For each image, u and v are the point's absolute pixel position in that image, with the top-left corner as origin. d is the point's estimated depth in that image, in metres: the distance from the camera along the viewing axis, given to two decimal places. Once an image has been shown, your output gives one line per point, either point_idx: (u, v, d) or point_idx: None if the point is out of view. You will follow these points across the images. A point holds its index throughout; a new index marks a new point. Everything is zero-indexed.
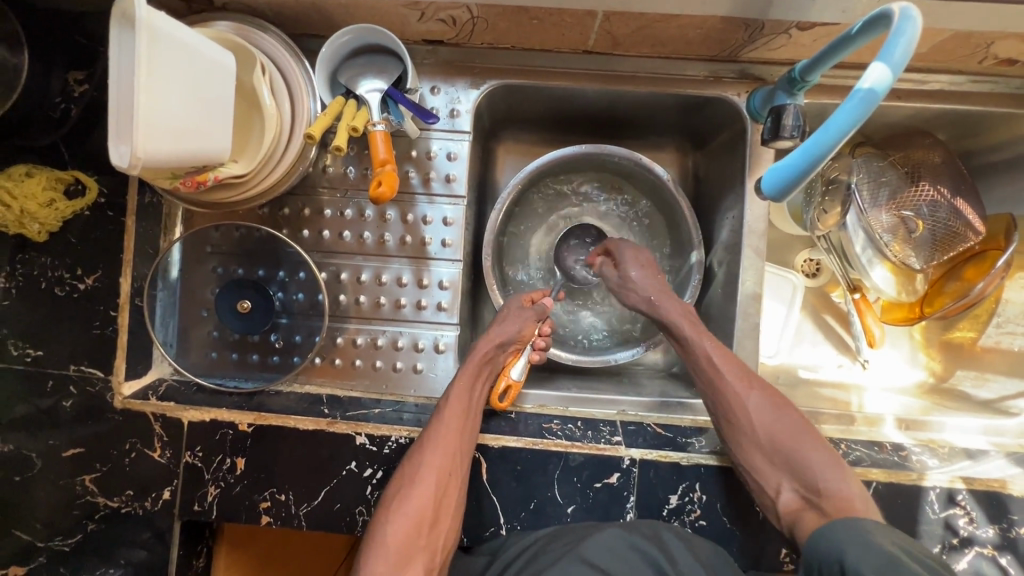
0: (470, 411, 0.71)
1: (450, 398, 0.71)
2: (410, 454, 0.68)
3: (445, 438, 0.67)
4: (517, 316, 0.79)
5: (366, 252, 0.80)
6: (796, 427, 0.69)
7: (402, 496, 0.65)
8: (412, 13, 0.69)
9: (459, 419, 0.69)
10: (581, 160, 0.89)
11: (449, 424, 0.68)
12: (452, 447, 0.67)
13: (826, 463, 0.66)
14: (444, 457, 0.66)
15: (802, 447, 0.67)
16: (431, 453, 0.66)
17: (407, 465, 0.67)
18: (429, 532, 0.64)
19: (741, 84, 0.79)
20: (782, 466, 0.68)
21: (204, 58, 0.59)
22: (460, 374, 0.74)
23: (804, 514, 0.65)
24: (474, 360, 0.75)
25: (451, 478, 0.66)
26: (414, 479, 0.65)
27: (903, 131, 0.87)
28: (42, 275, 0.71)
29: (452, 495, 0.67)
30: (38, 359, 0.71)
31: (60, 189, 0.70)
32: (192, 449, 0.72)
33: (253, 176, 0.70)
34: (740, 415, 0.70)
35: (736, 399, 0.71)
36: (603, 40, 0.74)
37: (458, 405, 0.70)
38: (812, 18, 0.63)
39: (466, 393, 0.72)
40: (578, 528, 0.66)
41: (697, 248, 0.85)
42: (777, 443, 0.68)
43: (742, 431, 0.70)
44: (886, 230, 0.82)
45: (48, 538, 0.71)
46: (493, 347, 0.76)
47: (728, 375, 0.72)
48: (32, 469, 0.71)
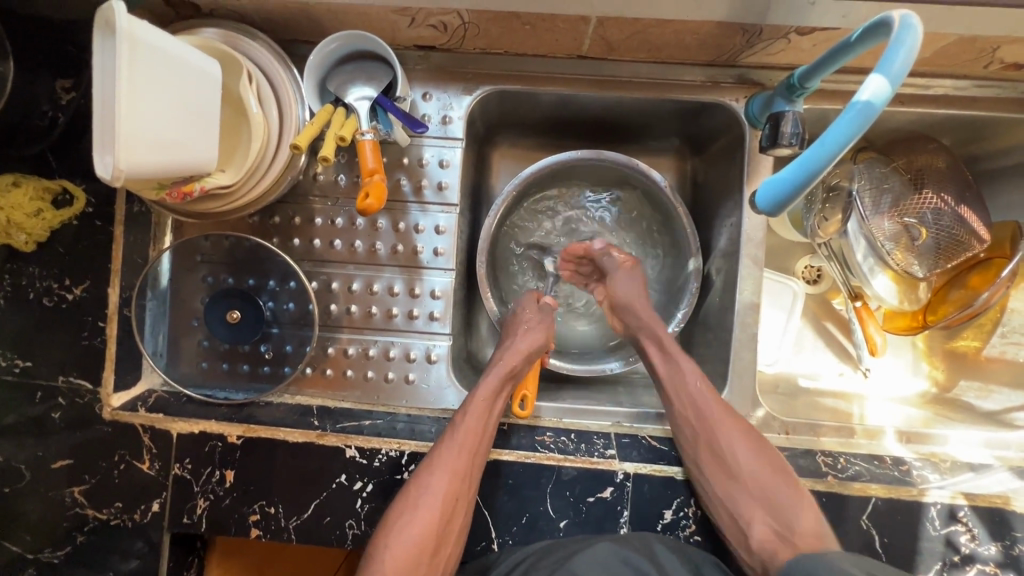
0: (485, 431, 0.69)
1: (468, 415, 0.69)
2: (421, 470, 0.67)
3: (455, 458, 0.66)
4: (537, 318, 0.79)
5: (358, 261, 0.78)
6: (774, 466, 0.68)
7: (404, 518, 0.64)
8: (402, 19, 0.67)
9: (474, 439, 0.68)
10: (578, 165, 0.88)
11: (463, 442, 0.67)
12: (461, 471, 0.66)
13: (796, 501, 0.66)
14: (452, 479, 0.65)
15: (785, 491, 0.66)
16: (440, 475, 0.65)
17: (413, 486, 0.66)
18: (429, 559, 0.63)
19: (739, 89, 0.77)
20: (758, 501, 0.67)
21: (189, 68, 0.58)
22: (481, 388, 0.72)
23: (775, 548, 0.64)
24: (499, 374, 0.73)
25: (458, 501, 0.66)
26: (419, 502, 0.64)
27: (907, 137, 0.85)
28: (30, 286, 0.71)
29: (456, 520, 0.66)
30: (26, 370, 0.71)
31: (47, 199, 0.69)
32: (181, 461, 0.71)
33: (240, 185, 0.69)
34: (722, 452, 0.69)
35: (716, 427, 0.70)
36: (598, 45, 0.72)
37: (473, 424, 0.68)
38: (811, 23, 0.61)
39: (487, 408, 0.71)
40: (569, 544, 0.65)
41: (694, 256, 0.84)
42: (756, 480, 0.67)
43: (719, 459, 0.69)
44: (888, 238, 0.81)
45: (37, 549, 0.71)
46: (522, 360, 0.75)
47: (712, 411, 0.71)
48: (21, 480, 0.71)
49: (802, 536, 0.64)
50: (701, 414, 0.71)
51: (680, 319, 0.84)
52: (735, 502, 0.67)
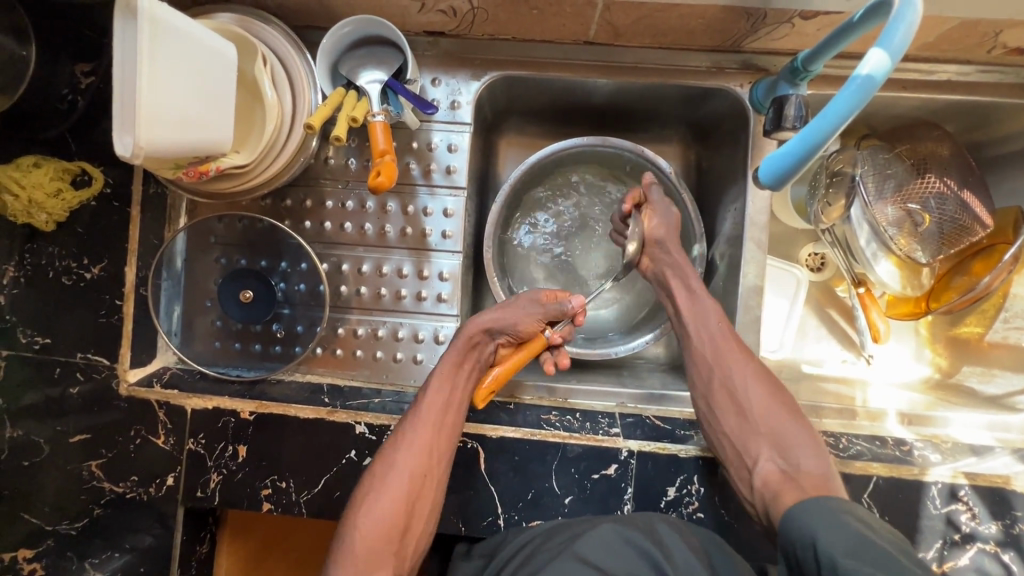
0: (451, 405, 0.70)
1: (429, 391, 0.70)
2: (387, 446, 0.68)
3: (419, 436, 0.67)
4: (520, 307, 0.76)
5: (368, 243, 0.80)
6: (787, 408, 0.69)
7: (371, 497, 0.64)
8: (412, 4, 0.69)
9: (438, 414, 0.69)
10: (585, 152, 0.89)
11: (426, 418, 0.68)
12: (426, 447, 0.67)
13: (806, 443, 0.66)
14: (418, 454, 0.66)
15: (792, 427, 0.68)
16: (405, 451, 0.66)
17: (381, 460, 0.67)
18: (400, 537, 0.64)
19: (743, 75, 0.78)
20: (767, 438, 0.68)
21: (204, 50, 0.59)
22: (443, 363, 0.73)
23: (780, 484, 0.64)
24: (461, 346, 0.74)
25: (425, 477, 0.66)
26: (385, 479, 0.65)
27: (910, 123, 0.85)
28: (49, 264, 0.72)
29: (426, 497, 0.67)
30: (46, 347, 0.72)
31: (67, 180, 0.71)
32: (195, 436, 0.73)
33: (254, 166, 0.71)
34: (732, 381, 0.71)
35: (729, 362, 0.72)
36: (604, 31, 0.73)
37: (434, 404, 0.69)
38: (815, 6, 0.63)
39: (450, 383, 0.72)
40: (573, 525, 0.66)
41: (699, 241, 0.85)
42: (767, 416, 0.69)
43: (731, 392, 0.71)
44: (891, 224, 0.81)
45: (55, 521, 0.72)
46: (483, 333, 0.75)
47: (730, 348, 0.73)
48: (39, 454, 0.72)
49: (807, 474, 0.63)
50: (715, 341, 0.73)
51: None
52: (742, 431, 0.69)
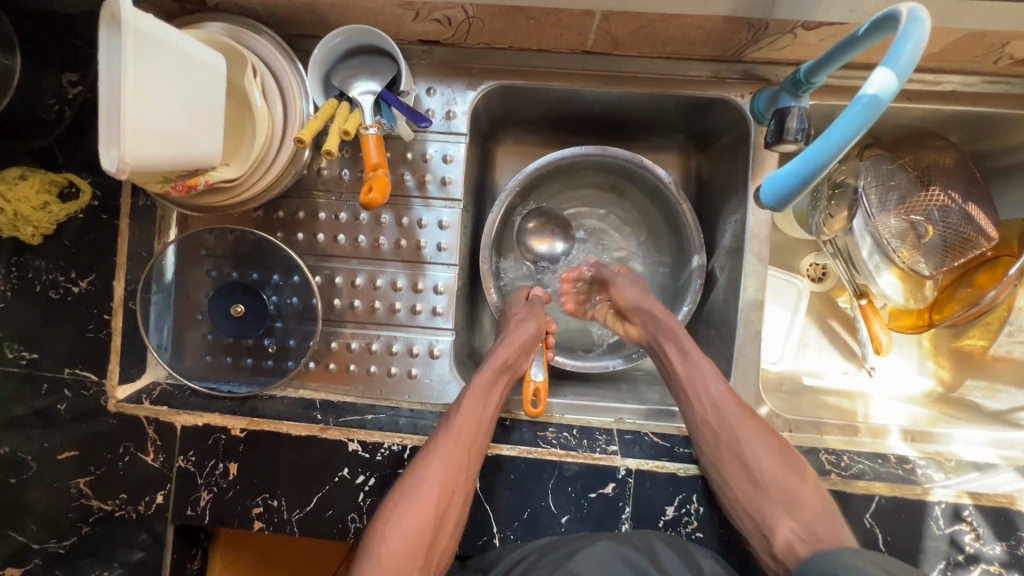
0: (483, 421, 0.70)
1: (462, 407, 0.70)
2: (417, 460, 0.67)
3: (452, 451, 0.66)
4: (529, 314, 0.81)
5: (361, 255, 0.79)
6: (793, 465, 0.67)
7: (401, 509, 0.63)
8: (406, 13, 0.68)
9: (473, 428, 0.69)
10: (582, 162, 0.88)
11: (459, 433, 0.68)
12: (460, 462, 0.66)
13: (814, 500, 0.65)
14: (449, 468, 0.65)
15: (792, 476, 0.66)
16: (437, 464, 0.65)
17: (411, 473, 0.66)
18: (427, 551, 0.62)
19: (744, 85, 0.77)
20: (780, 504, 0.65)
21: (193, 63, 0.58)
22: (475, 381, 0.73)
23: (795, 541, 0.63)
24: (495, 366, 0.74)
25: (455, 491, 0.65)
26: (416, 492, 0.64)
27: (914, 133, 0.84)
28: (37, 278, 0.71)
29: (453, 510, 0.66)
30: (33, 361, 0.71)
31: (54, 192, 0.70)
32: (185, 453, 0.72)
33: (245, 179, 0.69)
34: (731, 438, 0.69)
35: (734, 426, 0.69)
36: (602, 41, 0.72)
37: (467, 419, 0.69)
38: (818, 17, 0.61)
39: (484, 399, 0.72)
40: (570, 543, 0.65)
41: (698, 253, 0.84)
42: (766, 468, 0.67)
43: (738, 458, 0.68)
44: (894, 236, 0.80)
45: (43, 539, 0.71)
46: (514, 352, 0.76)
47: (725, 407, 0.70)
48: (27, 471, 0.71)
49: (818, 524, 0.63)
50: (713, 400, 0.71)
51: (682, 317, 0.84)
52: (746, 487, 0.67)
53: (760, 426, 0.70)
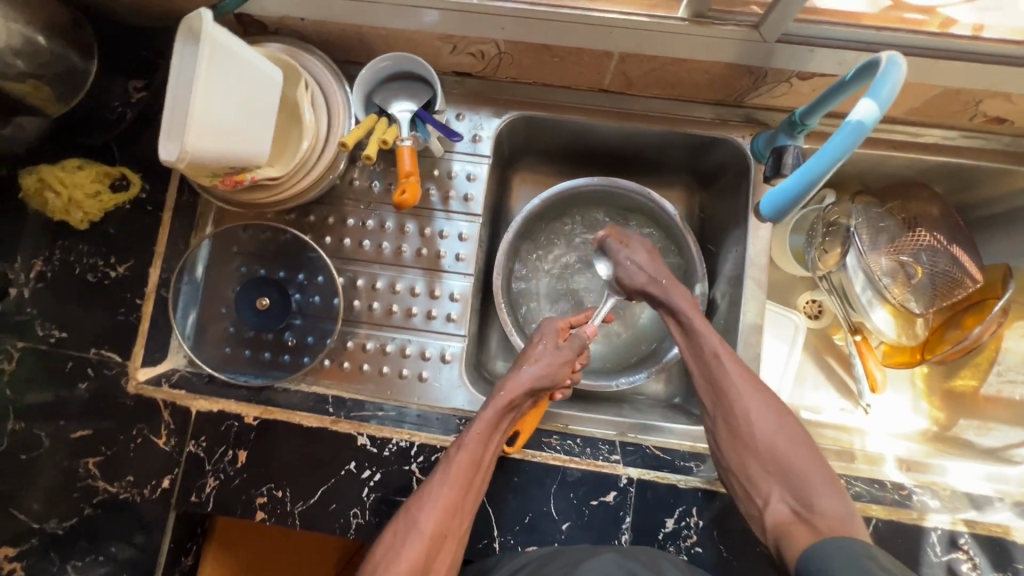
0: (482, 464, 0.67)
1: (461, 449, 0.66)
2: (411, 506, 0.64)
3: (446, 494, 0.63)
4: (553, 356, 0.76)
5: (384, 261, 0.83)
6: (798, 441, 0.66)
7: (387, 557, 0.59)
8: (444, 46, 0.76)
9: (469, 471, 0.65)
10: (595, 193, 0.95)
11: (455, 475, 0.65)
12: (451, 507, 0.63)
13: (824, 483, 0.62)
14: (441, 512, 0.62)
15: (805, 464, 0.64)
16: (429, 509, 0.62)
17: (403, 522, 0.62)
18: None
19: (746, 127, 0.84)
20: (781, 479, 0.64)
21: (254, 72, 0.65)
22: (476, 424, 0.69)
23: (792, 527, 0.61)
24: (499, 406, 0.70)
25: (444, 540, 0.62)
26: (405, 538, 0.61)
27: (902, 182, 0.91)
28: (78, 262, 0.76)
29: (441, 562, 0.61)
30: (61, 340, 0.75)
31: (107, 183, 0.76)
32: (196, 438, 0.73)
33: (287, 179, 0.75)
34: (736, 417, 0.68)
35: (734, 395, 0.69)
36: (618, 80, 0.80)
37: (466, 458, 0.66)
38: (810, 69, 0.70)
39: (482, 444, 0.68)
40: (573, 552, 0.65)
41: (701, 282, 0.90)
42: (777, 452, 0.65)
43: (738, 430, 0.67)
44: (886, 273, 0.87)
45: (44, 519, 0.72)
46: (521, 393, 0.72)
47: (732, 380, 0.69)
48: (39, 448, 0.73)
49: (823, 517, 0.60)
50: (717, 372, 0.70)
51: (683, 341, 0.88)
52: (749, 465, 0.66)
53: (769, 399, 0.68)
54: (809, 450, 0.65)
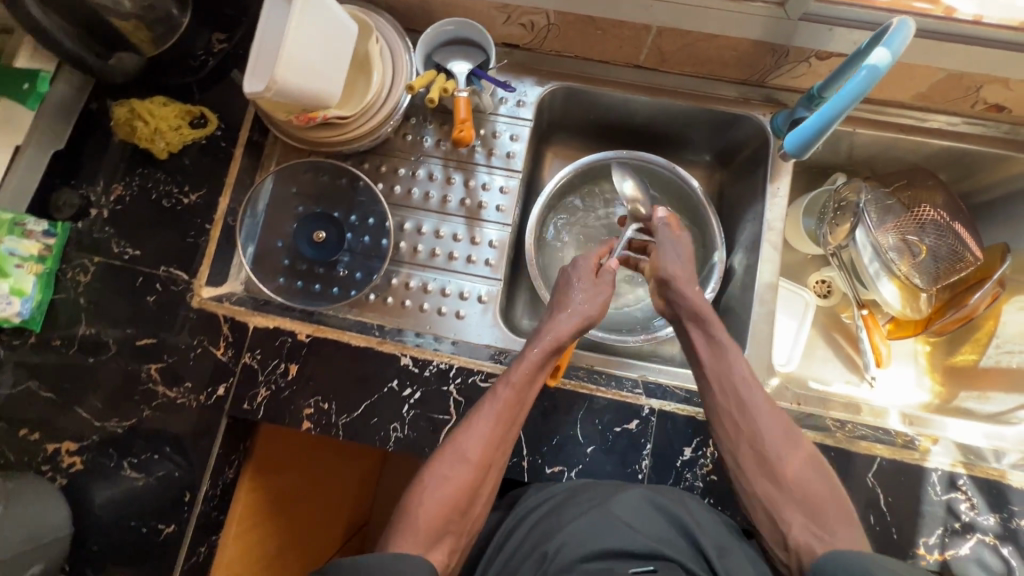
0: (524, 399, 0.71)
1: (505, 384, 0.71)
2: (457, 434, 0.69)
3: (492, 426, 0.69)
4: (590, 294, 0.80)
5: (430, 208, 0.91)
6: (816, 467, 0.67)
7: (433, 482, 0.66)
8: (499, 15, 0.85)
9: (512, 407, 0.70)
10: (624, 167, 1.03)
11: (501, 407, 0.70)
12: (496, 437, 0.69)
13: (840, 512, 0.64)
14: (487, 441, 0.68)
15: (822, 492, 0.65)
16: (475, 439, 0.68)
17: (451, 448, 0.68)
18: (461, 517, 0.65)
19: (766, 106, 0.92)
20: (800, 506, 0.65)
21: (337, 21, 0.74)
22: (520, 362, 0.73)
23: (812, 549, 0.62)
24: (543, 346, 0.73)
25: (489, 469, 0.68)
26: (453, 465, 0.67)
27: (908, 167, 0.98)
28: (154, 188, 0.84)
29: (484, 487, 0.68)
30: (134, 258, 0.82)
31: (187, 120, 0.84)
32: (251, 351, 0.79)
33: (353, 123, 0.82)
34: (754, 438, 0.69)
35: (755, 415, 0.70)
36: (653, 56, 0.89)
37: (511, 392, 0.71)
38: (828, 47, 0.78)
39: (527, 379, 0.72)
40: (603, 487, 0.69)
41: (719, 250, 0.96)
42: (795, 478, 0.66)
43: (760, 450, 0.68)
44: (892, 249, 0.94)
45: (106, 418, 0.78)
46: (563, 334, 0.75)
47: (754, 399, 0.71)
48: (106, 352, 0.79)
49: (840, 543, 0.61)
50: (742, 394, 0.71)
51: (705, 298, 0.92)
52: (767, 483, 0.67)
53: (782, 421, 0.70)
54: (827, 476, 0.67)
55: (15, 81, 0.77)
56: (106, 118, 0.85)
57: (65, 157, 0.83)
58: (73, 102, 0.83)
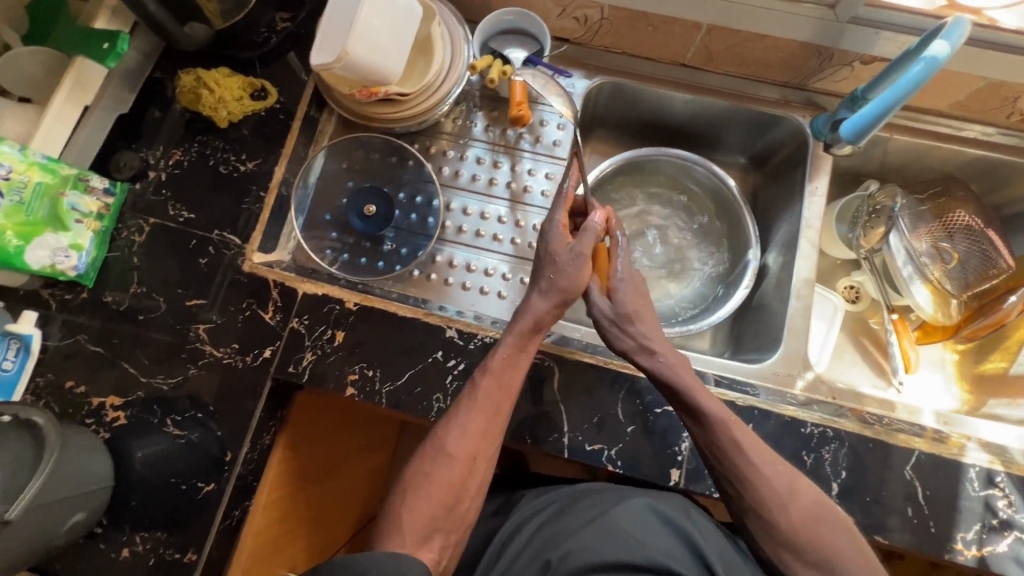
0: (505, 388, 0.69)
1: (487, 375, 0.69)
2: (440, 429, 0.67)
3: (476, 418, 0.67)
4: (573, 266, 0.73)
5: (476, 190, 0.93)
6: (819, 503, 0.65)
7: (420, 481, 0.64)
8: (555, 8, 0.89)
9: (494, 400, 0.68)
10: (662, 165, 1.05)
11: (483, 399, 0.68)
12: (480, 429, 0.66)
13: (847, 546, 0.62)
14: (472, 435, 0.66)
15: (830, 528, 0.63)
16: (458, 435, 0.66)
17: (436, 443, 0.66)
18: (449, 514, 0.63)
19: (806, 109, 0.94)
20: (808, 550, 0.62)
21: (405, 2, 0.77)
22: (498, 353, 0.70)
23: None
24: (522, 331, 0.71)
25: (475, 462, 0.66)
26: (437, 463, 0.64)
27: (941, 175, 1.01)
28: (212, 155, 0.86)
29: (472, 481, 0.66)
30: (188, 220, 0.84)
31: (248, 91, 0.87)
32: (299, 316, 0.80)
33: (411, 101, 0.85)
34: (753, 483, 0.65)
35: (750, 459, 0.66)
36: (700, 55, 0.92)
37: (493, 381, 0.69)
38: (874, 51, 0.81)
39: (506, 370, 0.70)
40: (613, 492, 0.71)
41: (755, 248, 0.98)
42: (798, 522, 0.63)
43: (761, 494, 0.65)
44: (926, 255, 0.96)
45: (152, 375, 0.78)
46: (547, 314, 0.72)
47: (744, 442, 0.67)
48: (156, 311, 0.81)
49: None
50: (731, 440, 0.67)
51: (740, 294, 0.95)
52: (771, 527, 0.64)
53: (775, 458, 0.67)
54: (829, 513, 0.64)
55: (95, 41, 0.78)
56: (169, 86, 0.88)
57: (127, 121, 0.86)
58: (140, 69, 0.86)
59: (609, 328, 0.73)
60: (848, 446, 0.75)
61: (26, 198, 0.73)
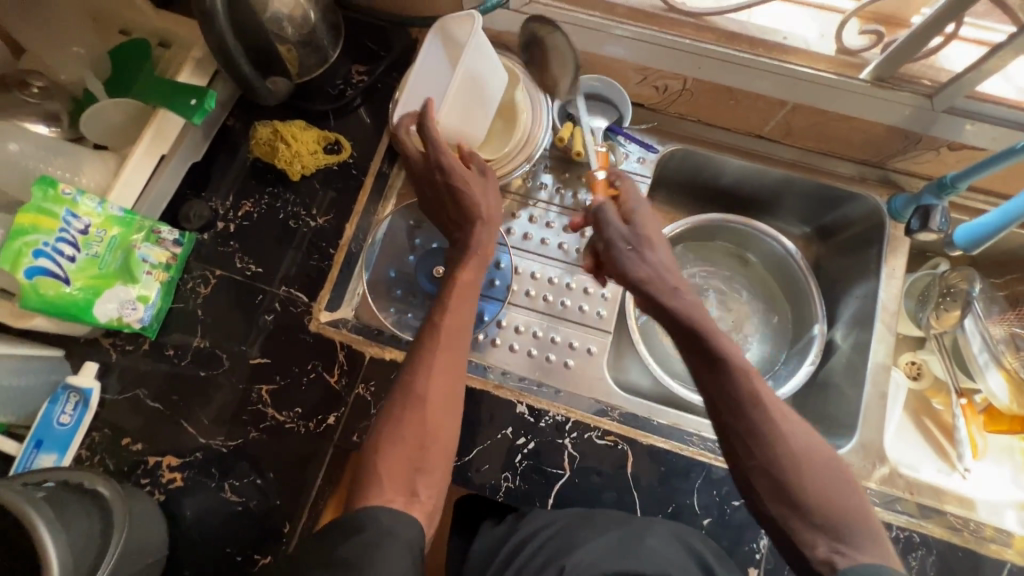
0: (459, 321, 0.69)
1: (445, 313, 0.68)
2: (410, 374, 0.65)
3: (440, 354, 0.65)
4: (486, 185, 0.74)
5: (546, 254, 0.91)
6: (831, 462, 0.60)
7: (393, 427, 0.62)
8: (636, 76, 0.88)
9: (453, 332, 0.67)
10: (722, 228, 1.03)
11: (442, 334, 0.67)
12: (444, 364, 0.65)
13: (857, 508, 0.58)
14: (438, 372, 0.65)
15: (841, 488, 0.59)
16: (424, 375, 0.64)
17: (402, 388, 0.64)
18: (424, 452, 0.61)
19: (882, 187, 0.92)
20: (817, 513, 0.58)
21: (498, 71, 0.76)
22: (449, 291, 0.70)
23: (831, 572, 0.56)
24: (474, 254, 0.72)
25: (444, 406, 0.64)
26: (409, 406, 0.63)
27: (1015, 258, 0.99)
28: (282, 208, 0.84)
29: (446, 423, 0.64)
30: (255, 274, 0.82)
31: (323, 145, 0.86)
32: (365, 382, 0.78)
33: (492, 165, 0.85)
34: (766, 435, 0.60)
35: (768, 411, 0.61)
36: (778, 128, 0.91)
37: (452, 317, 0.68)
38: (963, 139, 0.79)
39: (455, 305, 0.69)
40: (627, 520, 0.68)
41: (820, 322, 0.96)
42: (808, 475, 0.59)
43: (770, 447, 0.60)
44: (999, 341, 0.93)
45: (211, 436, 0.76)
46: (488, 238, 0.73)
47: (758, 384, 0.62)
48: (218, 366, 0.78)
49: (858, 548, 0.56)
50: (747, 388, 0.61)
51: (805, 371, 0.93)
52: (779, 483, 0.59)
53: (792, 414, 0.63)
54: (838, 470, 0.60)
55: (183, 97, 0.77)
56: (243, 135, 0.87)
57: (199, 169, 0.85)
58: (216, 119, 0.85)
59: (623, 250, 0.69)
60: (937, 554, 0.73)
61: (101, 251, 0.74)
